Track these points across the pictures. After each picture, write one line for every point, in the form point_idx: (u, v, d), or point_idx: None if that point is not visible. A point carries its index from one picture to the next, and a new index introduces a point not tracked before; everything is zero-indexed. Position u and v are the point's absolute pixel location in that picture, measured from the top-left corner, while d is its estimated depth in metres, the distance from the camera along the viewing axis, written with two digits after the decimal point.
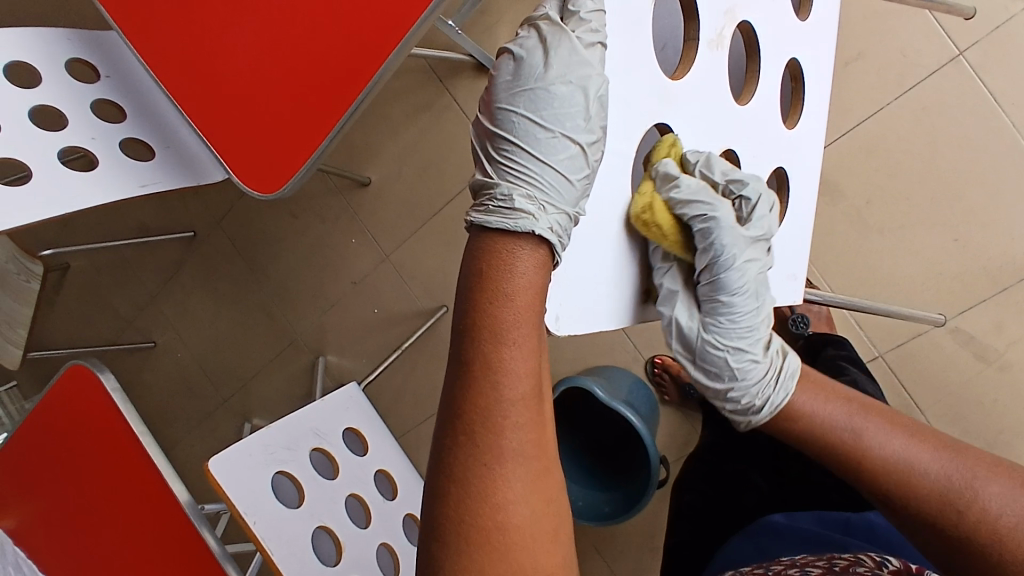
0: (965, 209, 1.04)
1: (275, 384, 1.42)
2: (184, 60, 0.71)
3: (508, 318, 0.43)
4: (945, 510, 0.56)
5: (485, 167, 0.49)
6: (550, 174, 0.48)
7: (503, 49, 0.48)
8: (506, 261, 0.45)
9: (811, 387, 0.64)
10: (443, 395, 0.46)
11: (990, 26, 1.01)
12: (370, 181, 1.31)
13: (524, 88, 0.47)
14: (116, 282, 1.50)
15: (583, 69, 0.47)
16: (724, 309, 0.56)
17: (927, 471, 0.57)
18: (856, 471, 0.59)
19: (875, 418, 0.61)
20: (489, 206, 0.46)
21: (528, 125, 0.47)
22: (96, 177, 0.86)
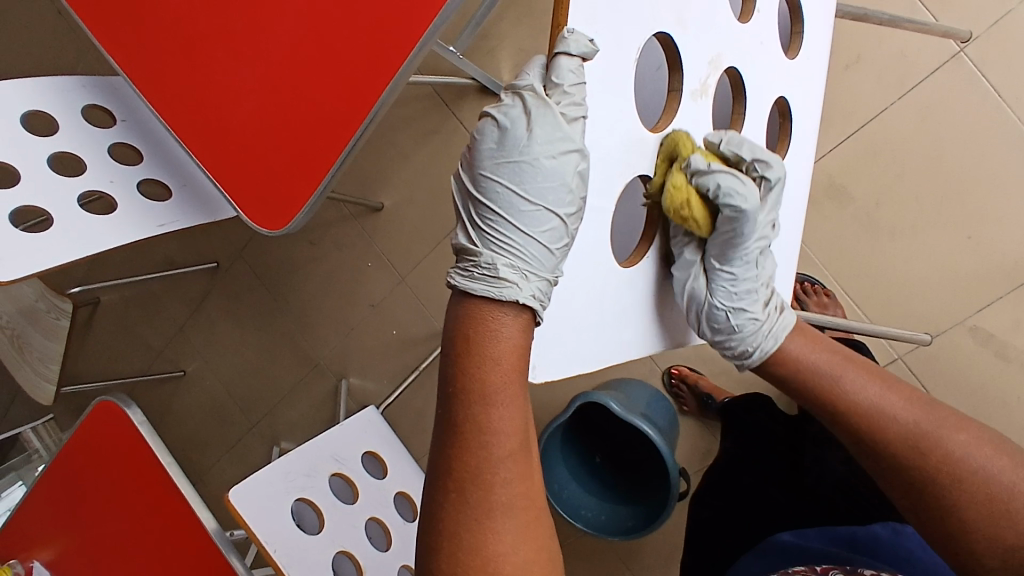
0: (976, 205, 1.04)
1: (301, 409, 1.45)
2: (193, 112, 0.73)
3: (494, 382, 0.49)
4: (912, 456, 0.59)
5: (469, 231, 0.54)
6: (532, 244, 0.52)
7: (487, 115, 0.52)
8: (491, 328, 0.50)
9: (802, 336, 0.65)
10: (437, 453, 0.51)
11: (989, 22, 1.02)
12: (383, 206, 1.34)
13: (507, 161, 0.52)
14: (144, 315, 1.54)
15: (565, 144, 0.50)
16: (728, 271, 0.60)
17: (899, 417, 0.60)
18: (836, 411, 0.62)
19: (854, 366, 0.63)
20: (473, 272, 0.52)
21: (510, 196, 0.52)
22: (116, 219, 0.89)
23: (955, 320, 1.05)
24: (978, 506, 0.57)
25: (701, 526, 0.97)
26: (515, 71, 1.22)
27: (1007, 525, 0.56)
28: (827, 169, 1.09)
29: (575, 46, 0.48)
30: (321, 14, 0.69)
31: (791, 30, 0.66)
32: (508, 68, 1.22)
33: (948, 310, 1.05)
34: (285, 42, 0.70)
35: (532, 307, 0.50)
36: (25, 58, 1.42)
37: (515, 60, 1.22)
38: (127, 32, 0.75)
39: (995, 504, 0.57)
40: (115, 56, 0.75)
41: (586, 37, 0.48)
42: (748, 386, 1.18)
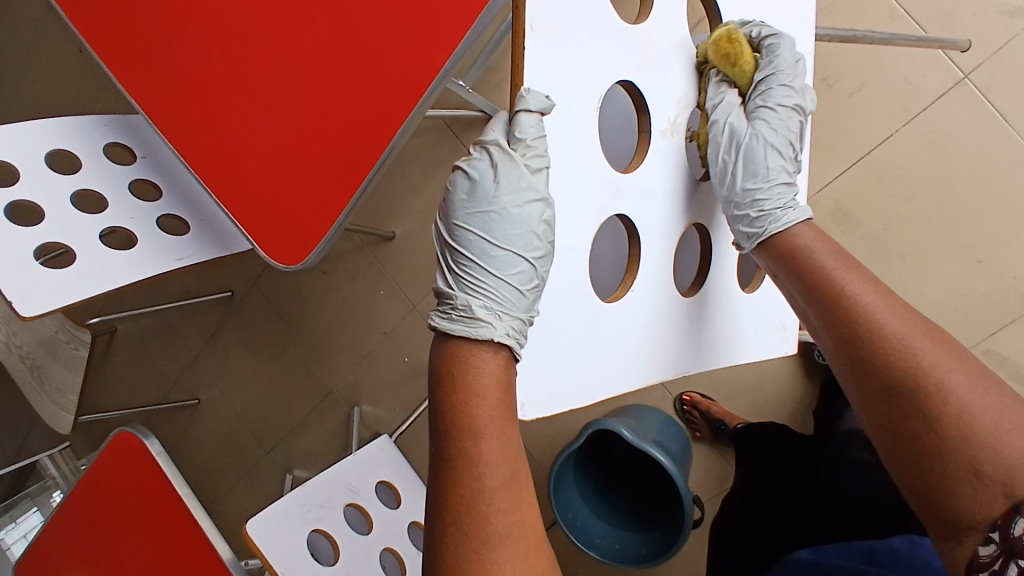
0: (984, 229, 1.04)
1: (315, 437, 1.46)
2: (212, 156, 0.75)
3: (482, 416, 0.51)
4: (901, 372, 0.52)
5: (447, 275, 0.59)
6: (502, 286, 0.56)
7: (458, 168, 0.58)
8: (472, 364, 0.53)
9: (811, 231, 0.60)
10: (433, 489, 0.53)
11: (992, 48, 1.03)
12: (395, 235, 1.36)
13: (477, 210, 0.57)
14: (161, 344, 1.56)
15: (530, 194, 0.55)
16: (765, 126, 0.63)
17: (894, 326, 0.53)
18: (828, 308, 0.56)
19: (858, 272, 0.57)
20: (451, 314, 0.55)
21: (481, 242, 0.57)
22: (136, 254, 0.91)
23: (968, 343, 1.05)
24: (962, 437, 0.50)
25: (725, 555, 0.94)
26: None
27: (992, 460, 0.49)
28: (834, 195, 1.09)
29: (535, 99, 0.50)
30: (334, 55, 0.72)
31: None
32: None
33: (959, 333, 1.05)
34: (299, 82, 0.73)
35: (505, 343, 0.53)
36: (48, 96, 1.46)
37: None
38: (145, 75, 0.77)
39: (979, 441, 0.49)
40: (134, 99, 0.77)
41: (541, 92, 0.51)
42: (759, 411, 1.18)
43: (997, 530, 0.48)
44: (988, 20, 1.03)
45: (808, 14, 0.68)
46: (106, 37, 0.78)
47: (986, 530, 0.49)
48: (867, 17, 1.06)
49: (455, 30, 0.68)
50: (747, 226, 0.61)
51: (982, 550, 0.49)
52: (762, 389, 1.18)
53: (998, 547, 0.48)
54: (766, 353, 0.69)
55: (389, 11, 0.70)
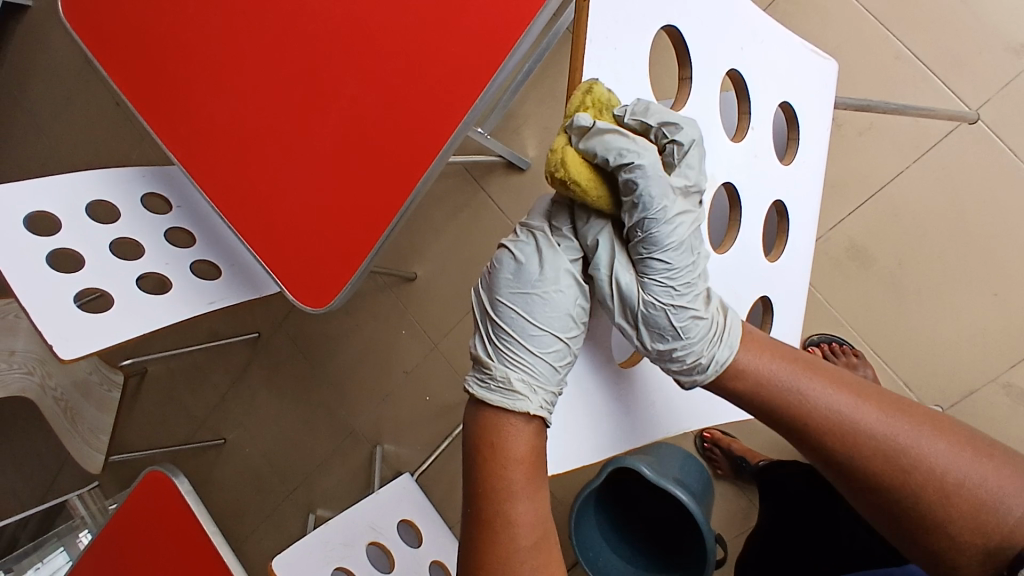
0: (1001, 262, 1.04)
1: (338, 477, 1.48)
2: (246, 207, 0.79)
3: (517, 481, 0.54)
4: (886, 466, 0.54)
5: (485, 346, 0.58)
6: (539, 363, 0.56)
7: (504, 247, 0.57)
8: (504, 432, 0.55)
9: (757, 344, 0.60)
10: (467, 547, 0.56)
11: (998, 84, 1.05)
12: (417, 276, 1.39)
13: (522, 292, 0.56)
14: (189, 385, 1.61)
15: (570, 281, 0.57)
16: (660, 264, 0.56)
17: (873, 430, 0.54)
18: (806, 430, 0.56)
19: (817, 373, 0.58)
20: (490, 383, 0.56)
21: (522, 321, 0.56)
22: (172, 298, 0.96)
23: (989, 377, 1.05)
24: (965, 513, 0.52)
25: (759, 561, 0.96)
26: (538, 147, 1.30)
27: (996, 522, 0.52)
28: (848, 232, 1.10)
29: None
30: (359, 111, 0.75)
31: (788, 135, 0.71)
32: (532, 145, 1.30)
33: (980, 368, 1.05)
34: (327, 137, 0.77)
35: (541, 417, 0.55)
36: (87, 147, 1.54)
37: (539, 137, 1.30)
38: (185, 129, 0.82)
39: (985, 513, 0.52)
40: (174, 152, 0.82)
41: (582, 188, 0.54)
42: (781, 449, 1.17)
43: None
44: (993, 59, 1.05)
45: (825, 98, 0.71)
46: (149, 97, 0.84)
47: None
48: (872, 59, 1.09)
49: (472, 89, 0.71)
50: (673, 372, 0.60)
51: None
52: None
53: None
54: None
55: (410, 72, 0.73)
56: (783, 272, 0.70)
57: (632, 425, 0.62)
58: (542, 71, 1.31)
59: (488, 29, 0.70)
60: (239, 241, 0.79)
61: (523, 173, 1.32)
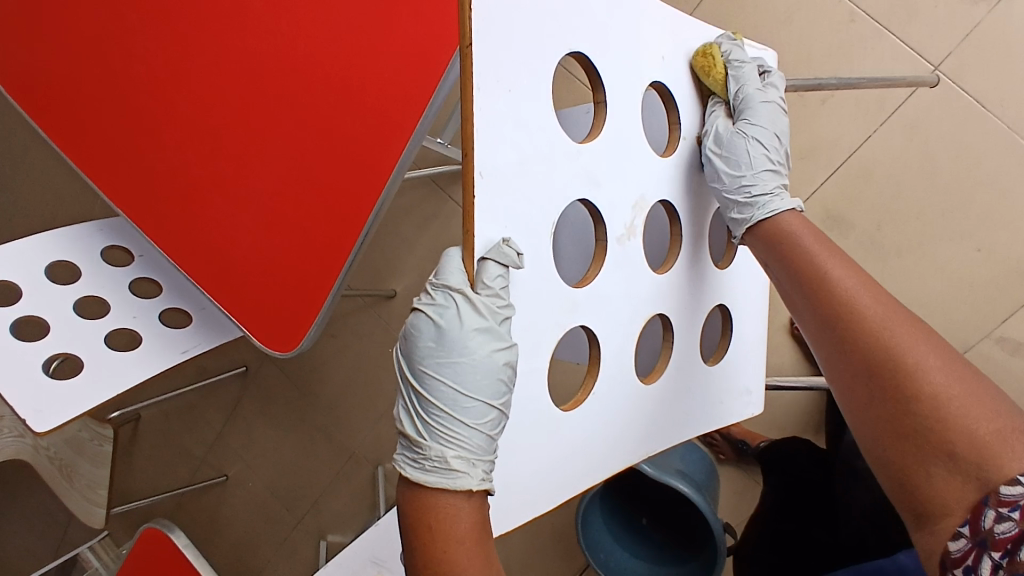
0: (981, 216, 1.03)
1: (343, 501, 1.46)
2: (199, 255, 0.76)
3: (460, 556, 0.50)
4: (884, 351, 0.53)
5: (417, 420, 0.57)
6: (474, 435, 0.54)
7: (424, 315, 0.56)
8: (439, 510, 0.52)
9: (797, 220, 0.63)
10: None
11: (959, 35, 1.02)
12: (395, 293, 1.37)
13: (445, 359, 0.56)
14: (184, 427, 1.58)
15: (497, 342, 0.54)
16: (750, 121, 0.65)
17: (875, 303, 0.55)
18: (810, 291, 0.58)
19: (836, 254, 0.59)
20: (427, 464, 0.54)
21: (450, 389, 0.55)
22: (142, 351, 0.93)
23: (981, 332, 1.04)
24: (933, 408, 0.50)
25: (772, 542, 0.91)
26: None
27: (967, 432, 0.49)
28: (822, 202, 1.09)
29: (493, 231, 0.50)
30: (303, 136, 0.72)
31: None
32: None
33: (969, 324, 1.04)
34: (274, 175, 0.74)
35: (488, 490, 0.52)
36: (47, 201, 1.51)
37: None
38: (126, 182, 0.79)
39: (953, 418, 0.50)
40: (117, 204, 0.79)
41: (499, 238, 0.50)
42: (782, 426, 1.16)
43: (968, 525, 0.47)
44: (950, 11, 1.02)
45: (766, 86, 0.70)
46: (83, 151, 0.80)
47: (959, 526, 0.48)
48: (825, 25, 1.07)
49: (415, 106, 0.69)
50: (737, 212, 0.65)
51: (954, 546, 0.48)
52: (781, 402, 1.16)
53: (969, 541, 0.47)
54: (733, 419, 0.73)
55: (350, 96, 0.71)
56: (734, 277, 0.72)
57: (601, 452, 0.61)
58: None
59: (425, 45, 0.69)
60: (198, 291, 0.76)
61: None
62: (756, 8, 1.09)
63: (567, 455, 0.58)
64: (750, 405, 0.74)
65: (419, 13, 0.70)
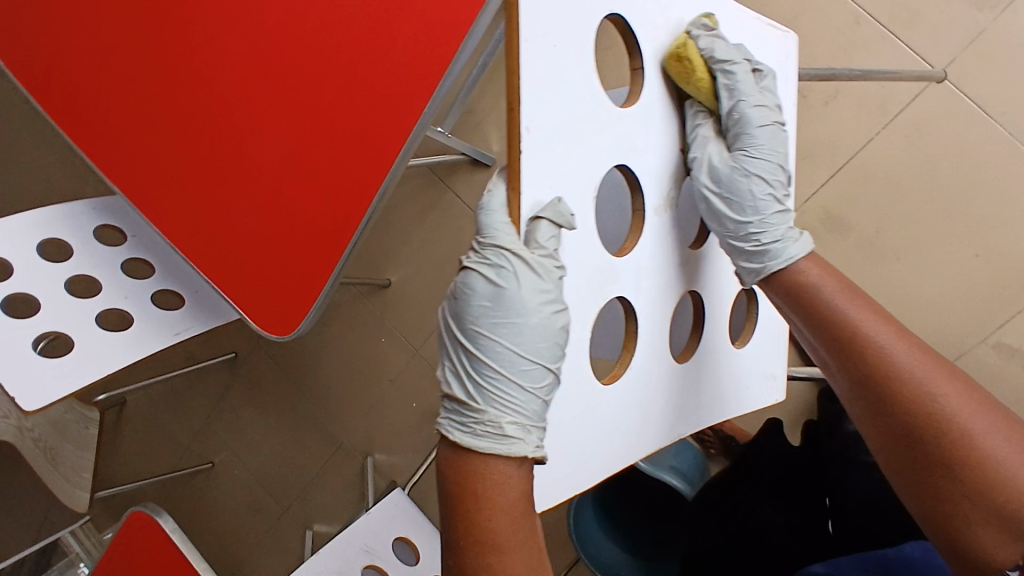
0: (979, 223, 1.03)
1: (331, 491, 1.45)
2: (197, 235, 0.75)
3: (501, 530, 0.51)
4: (920, 408, 0.57)
5: (467, 383, 0.56)
6: (530, 399, 0.55)
7: (478, 274, 0.55)
8: (485, 477, 0.53)
9: (816, 262, 0.65)
10: None
11: (964, 41, 1.02)
12: (391, 282, 1.36)
13: (502, 320, 0.55)
14: (171, 413, 1.56)
15: (552, 304, 0.54)
16: (746, 153, 0.63)
17: (907, 359, 0.58)
18: (841, 346, 0.61)
19: (862, 303, 0.62)
20: (481, 430, 0.54)
21: (504, 349, 0.55)
22: (134, 333, 0.91)
23: (977, 337, 1.04)
24: (975, 463, 0.54)
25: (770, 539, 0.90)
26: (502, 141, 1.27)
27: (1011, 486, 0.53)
28: (821, 203, 1.09)
29: (543, 192, 0.51)
30: (305, 121, 0.72)
31: None
32: (496, 139, 1.27)
33: (965, 329, 1.04)
34: (276, 155, 0.72)
35: (541, 458, 0.53)
36: (37, 180, 1.48)
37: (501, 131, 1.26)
38: (124, 159, 0.77)
39: (994, 472, 0.53)
40: (114, 181, 0.77)
41: (551, 197, 0.52)
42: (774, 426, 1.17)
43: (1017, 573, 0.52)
44: (956, 17, 1.02)
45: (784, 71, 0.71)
46: (80, 127, 0.78)
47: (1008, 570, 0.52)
48: (831, 26, 1.07)
49: (423, 90, 0.68)
50: (746, 261, 0.64)
51: None
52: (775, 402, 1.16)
53: None
54: (760, 404, 0.73)
55: (358, 77, 0.70)
56: None
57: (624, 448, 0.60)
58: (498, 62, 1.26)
59: (433, 31, 0.68)
60: (195, 272, 0.75)
61: (489, 169, 1.29)
62: (762, 7, 1.09)
63: (592, 441, 0.57)
64: (778, 391, 0.74)
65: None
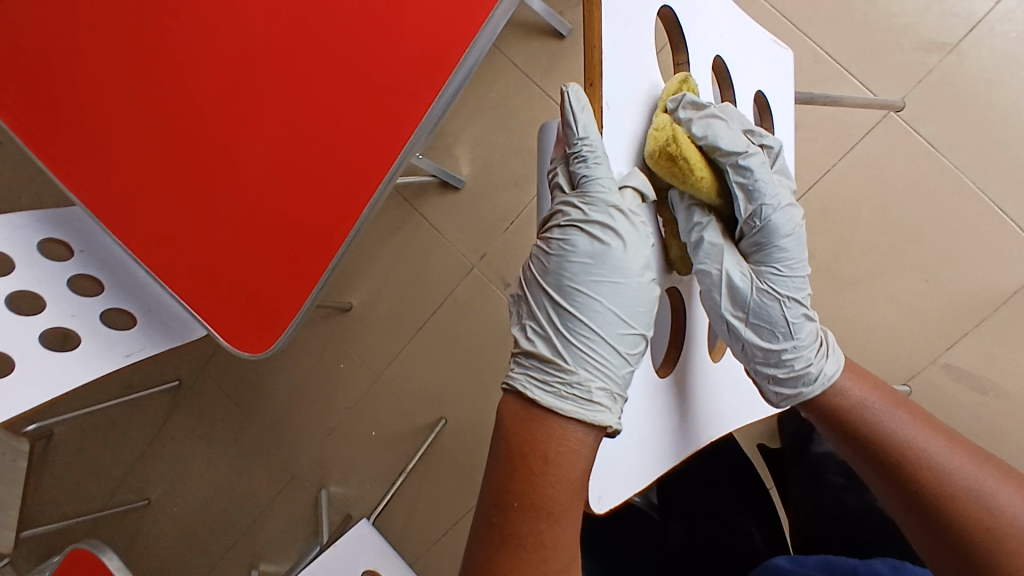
0: (929, 251, 1.09)
1: (281, 526, 1.38)
2: (168, 246, 0.70)
3: (559, 498, 0.57)
4: (967, 506, 0.62)
5: (561, 335, 0.62)
6: (619, 359, 0.61)
7: (581, 233, 0.62)
8: (559, 443, 0.58)
9: (852, 371, 0.72)
10: (482, 548, 0.59)
11: (913, 81, 1.09)
12: (353, 306, 1.32)
13: (602, 278, 0.61)
14: (104, 446, 1.44)
15: (645, 269, 0.62)
16: (769, 268, 0.65)
17: (948, 459, 0.65)
18: (888, 452, 0.66)
19: (899, 409, 0.69)
20: (569, 390, 0.59)
21: (599, 306, 0.62)
22: (82, 356, 0.81)
23: (929, 360, 1.09)
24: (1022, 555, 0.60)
25: (753, 554, 0.93)
26: (472, 164, 1.27)
27: None
28: None
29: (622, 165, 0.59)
30: (295, 131, 0.69)
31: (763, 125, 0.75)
32: (465, 163, 1.27)
33: (919, 352, 1.09)
34: (261, 165, 0.69)
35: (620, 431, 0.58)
36: None
37: (471, 155, 1.27)
38: (84, 161, 0.71)
39: None
40: (69, 183, 0.71)
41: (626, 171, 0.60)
42: None
43: None
44: (907, 57, 1.09)
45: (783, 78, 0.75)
46: (30, 122, 0.70)
47: None
48: (793, 61, 1.12)
49: (420, 102, 0.67)
50: (779, 386, 0.68)
51: None
52: None
53: None
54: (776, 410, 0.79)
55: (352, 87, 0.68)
56: None
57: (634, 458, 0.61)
58: (468, 87, 1.27)
59: (428, 47, 0.67)
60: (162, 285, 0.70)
61: (458, 192, 1.28)
62: None
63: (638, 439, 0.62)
64: None
65: (424, 17, 0.68)
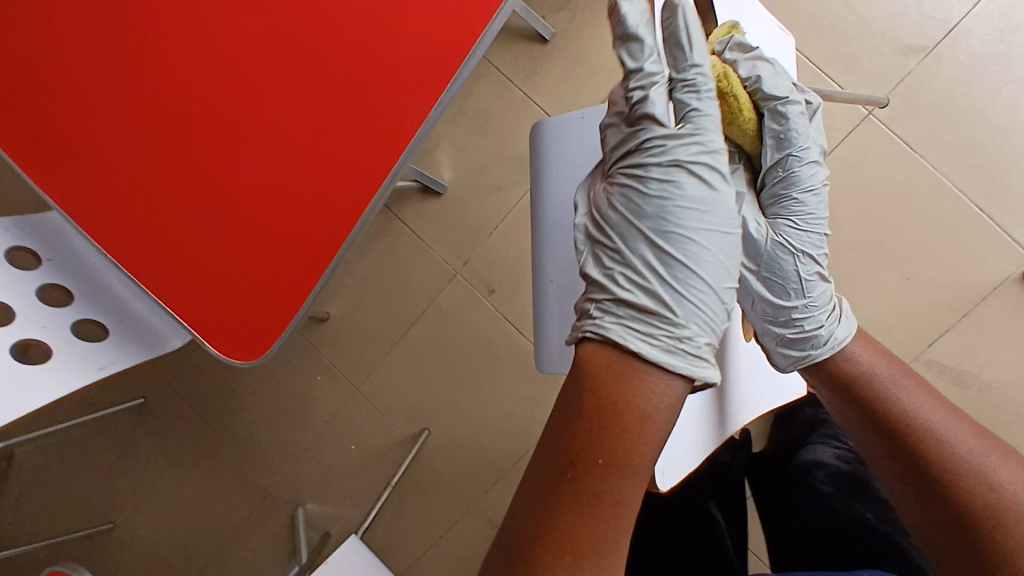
0: (908, 249, 1.11)
1: (255, 547, 1.32)
2: (155, 253, 0.67)
3: (643, 455, 0.51)
4: (969, 485, 0.61)
5: (662, 284, 0.57)
6: (721, 313, 0.58)
7: (690, 173, 0.58)
8: (649, 390, 0.52)
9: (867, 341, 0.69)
10: (542, 499, 0.52)
11: (891, 84, 1.11)
12: (330, 315, 1.28)
13: (709, 224, 0.58)
14: (64, 469, 1.36)
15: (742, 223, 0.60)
16: (788, 223, 0.67)
17: (953, 437, 0.63)
18: (894, 428, 0.64)
19: (908, 383, 0.66)
20: (678, 342, 0.54)
21: (705, 255, 0.57)
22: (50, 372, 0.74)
23: (912, 356, 1.11)
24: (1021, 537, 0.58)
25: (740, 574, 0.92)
26: (454, 169, 1.25)
27: None
28: None
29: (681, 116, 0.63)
30: (289, 130, 0.66)
31: None
32: (447, 168, 1.25)
33: (902, 348, 1.11)
34: (253, 166, 0.66)
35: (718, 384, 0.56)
36: None
37: (453, 159, 1.25)
38: (61, 165, 0.67)
39: None
40: (45, 189, 0.66)
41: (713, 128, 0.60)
42: None
43: None
44: (884, 61, 1.12)
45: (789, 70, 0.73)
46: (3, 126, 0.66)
47: None
48: None
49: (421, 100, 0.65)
50: (787, 347, 0.69)
51: None
52: None
53: None
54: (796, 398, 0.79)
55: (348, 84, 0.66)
56: None
57: None
58: None
59: (427, 45, 0.65)
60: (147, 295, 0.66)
61: (440, 197, 1.26)
62: None
63: None
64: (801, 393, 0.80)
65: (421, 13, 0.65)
